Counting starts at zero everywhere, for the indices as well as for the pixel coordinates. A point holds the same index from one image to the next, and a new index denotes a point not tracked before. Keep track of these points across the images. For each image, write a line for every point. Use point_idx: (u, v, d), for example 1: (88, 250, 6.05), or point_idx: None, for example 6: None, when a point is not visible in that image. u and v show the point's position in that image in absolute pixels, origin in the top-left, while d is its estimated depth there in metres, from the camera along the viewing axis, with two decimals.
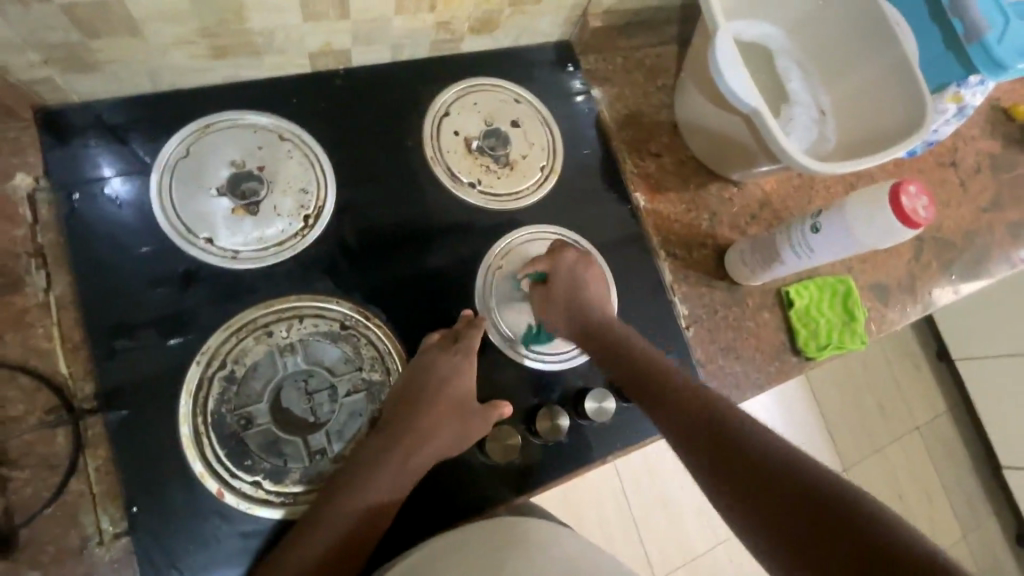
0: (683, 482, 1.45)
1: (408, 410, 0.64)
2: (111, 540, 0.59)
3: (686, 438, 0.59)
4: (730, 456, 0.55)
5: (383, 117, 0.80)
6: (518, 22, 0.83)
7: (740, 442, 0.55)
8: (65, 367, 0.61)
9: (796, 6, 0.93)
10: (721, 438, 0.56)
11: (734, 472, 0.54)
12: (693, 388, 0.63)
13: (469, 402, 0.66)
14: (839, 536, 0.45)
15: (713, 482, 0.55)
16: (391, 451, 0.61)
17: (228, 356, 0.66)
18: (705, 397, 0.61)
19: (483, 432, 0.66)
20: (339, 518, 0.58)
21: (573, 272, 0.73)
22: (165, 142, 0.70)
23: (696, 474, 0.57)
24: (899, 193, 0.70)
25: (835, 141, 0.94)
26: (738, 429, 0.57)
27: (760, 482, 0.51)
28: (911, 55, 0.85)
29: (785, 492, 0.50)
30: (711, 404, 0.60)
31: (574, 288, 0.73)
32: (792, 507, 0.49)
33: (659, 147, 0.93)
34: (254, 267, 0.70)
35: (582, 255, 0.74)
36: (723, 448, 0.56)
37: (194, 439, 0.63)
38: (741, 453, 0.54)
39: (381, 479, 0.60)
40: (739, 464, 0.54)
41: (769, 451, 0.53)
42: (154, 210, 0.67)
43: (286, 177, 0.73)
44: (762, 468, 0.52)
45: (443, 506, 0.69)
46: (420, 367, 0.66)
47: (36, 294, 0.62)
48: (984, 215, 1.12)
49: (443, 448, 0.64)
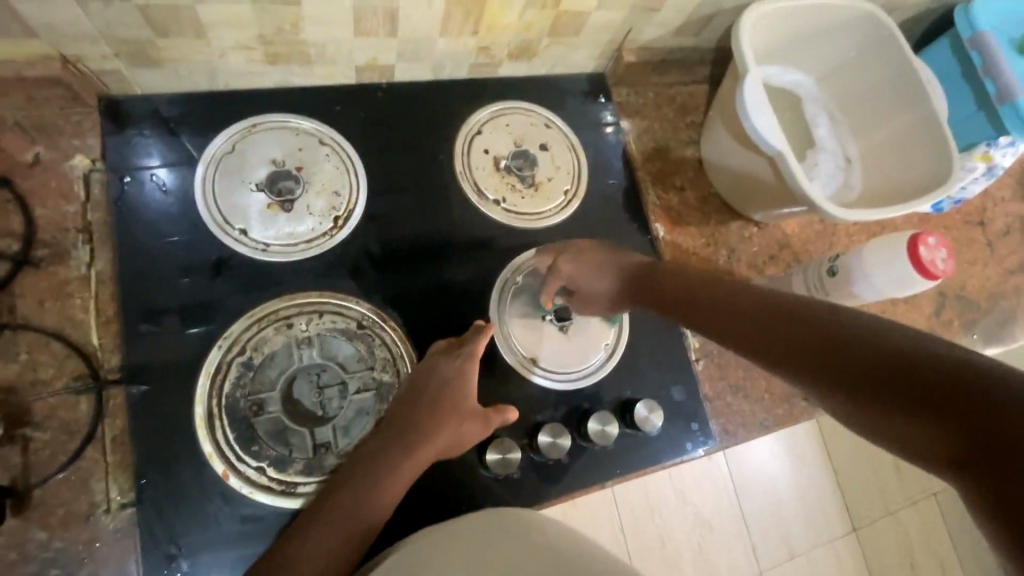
0: (686, 524, 1.41)
1: (408, 408, 0.64)
2: (117, 509, 0.61)
3: (747, 334, 0.54)
4: (797, 339, 0.48)
5: (419, 130, 0.83)
6: (556, 51, 0.86)
7: (809, 321, 0.49)
8: (96, 338, 0.65)
9: (830, 57, 0.95)
10: (774, 314, 0.52)
11: (806, 353, 0.47)
12: (751, 289, 0.58)
13: (469, 404, 0.66)
14: (904, 377, 0.40)
15: (770, 358, 0.51)
16: (390, 446, 0.61)
17: (247, 343, 0.69)
18: (767, 293, 0.56)
19: (480, 437, 0.67)
20: (337, 510, 0.57)
21: (573, 276, 0.76)
22: (214, 137, 0.74)
23: (755, 356, 0.53)
24: (918, 243, 0.73)
25: (859, 189, 0.95)
26: (806, 311, 0.50)
27: (838, 361, 0.44)
28: (941, 111, 0.86)
29: (865, 362, 0.43)
30: (774, 299, 0.54)
31: (586, 287, 0.76)
32: (852, 363, 0.43)
33: (683, 180, 0.95)
34: (283, 261, 0.73)
35: (571, 257, 0.75)
36: (790, 329, 0.50)
37: (206, 420, 0.65)
38: (810, 334, 0.48)
39: (379, 475, 0.59)
40: (789, 333, 0.50)
41: (845, 323, 0.46)
42: (196, 199, 0.72)
43: (321, 179, 0.77)
44: (837, 345, 0.45)
45: (435, 513, 0.70)
46: (424, 369, 0.67)
47: (78, 267, 0.66)
48: (1010, 278, 1.11)
49: (441, 449, 0.64)
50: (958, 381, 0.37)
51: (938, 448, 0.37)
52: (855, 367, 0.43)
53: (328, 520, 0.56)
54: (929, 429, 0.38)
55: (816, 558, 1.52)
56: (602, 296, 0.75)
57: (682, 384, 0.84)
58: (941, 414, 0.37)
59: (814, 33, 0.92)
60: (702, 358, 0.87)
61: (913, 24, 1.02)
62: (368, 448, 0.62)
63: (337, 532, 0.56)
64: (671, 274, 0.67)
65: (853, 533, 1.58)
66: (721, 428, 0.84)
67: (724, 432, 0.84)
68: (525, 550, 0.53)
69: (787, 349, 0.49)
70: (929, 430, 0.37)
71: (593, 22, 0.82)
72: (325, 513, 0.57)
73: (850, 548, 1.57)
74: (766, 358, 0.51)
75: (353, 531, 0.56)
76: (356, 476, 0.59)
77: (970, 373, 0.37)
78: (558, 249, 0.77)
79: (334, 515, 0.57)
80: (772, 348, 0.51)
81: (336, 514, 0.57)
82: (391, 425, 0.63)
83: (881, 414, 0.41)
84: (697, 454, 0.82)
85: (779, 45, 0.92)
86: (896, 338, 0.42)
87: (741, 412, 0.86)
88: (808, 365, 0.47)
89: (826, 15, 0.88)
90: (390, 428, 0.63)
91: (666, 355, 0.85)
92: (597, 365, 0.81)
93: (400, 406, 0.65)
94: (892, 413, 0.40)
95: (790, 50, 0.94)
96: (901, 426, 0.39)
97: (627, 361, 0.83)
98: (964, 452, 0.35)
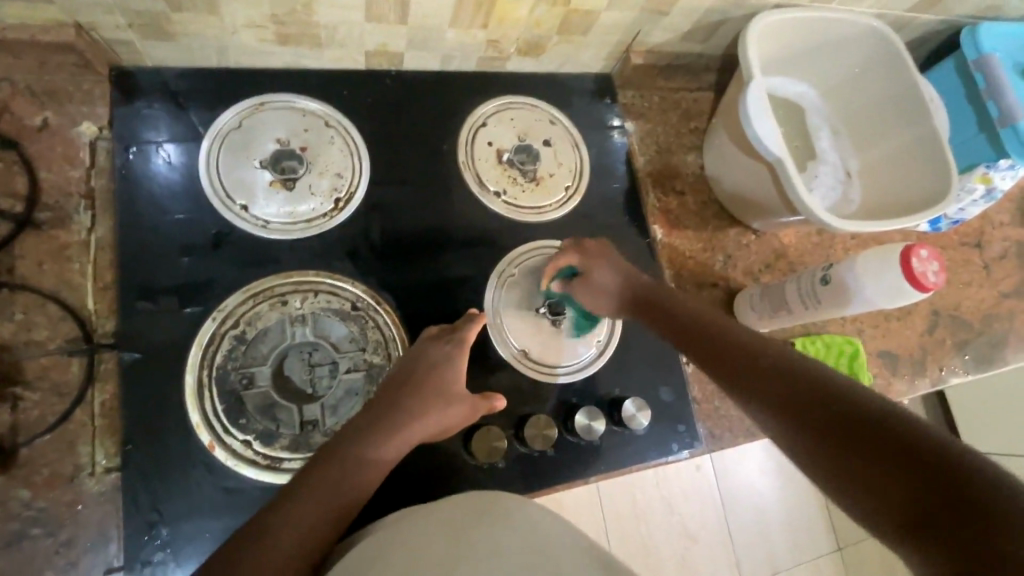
0: (670, 532, 1.41)
1: (398, 388, 0.65)
2: (102, 473, 0.61)
3: (740, 373, 0.57)
4: (785, 389, 0.51)
5: (424, 119, 0.84)
6: (564, 49, 0.87)
7: (801, 372, 0.52)
8: (92, 303, 0.65)
9: (836, 71, 0.96)
10: (764, 365, 0.55)
11: (793, 403, 0.50)
12: (760, 339, 0.60)
13: (457, 388, 0.67)
14: (877, 436, 0.43)
15: (756, 399, 0.54)
16: (378, 424, 0.62)
17: (242, 317, 0.69)
18: (767, 344, 0.59)
19: (467, 420, 0.68)
20: (321, 484, 0.56)
21: (601, 261, 0.75)
22: (222, 113, 0.75)
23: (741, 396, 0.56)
24: (910, 256, 0.73)
25: (858, 203, 0.96)
26: (799, 365, 0.53)
27: (830, 416, 0.47)
28: (941, 131, 0.87)
29: (846, 418, 0.46)
30: (772, 349, 0.57)
31: (604, 269, 0.74)
32: (834, 414, 0.47)
33: (684, 185, 0.96)
34: (282, 238, 0.74)
35: (600, 242, 0.77)
36: (781, 380, 0.53)
37: (196, 389, 0.66)
38: (799, 388, 0.51)
39: (367, 450, 0.60)
40: (778, 381, 0.53)
41: (846, 387, 0.49)
42: (200, 173, 0.72)
43: (325, 161, 0.78)
44: (824, 400, 0.48)
45: (415, 496, 0.70)
46: (413, 354, 0.69)
47: (79, 233, 0.67)
48: (1004, 301, 1.11)
49: (428, 431, 0.64)
50: (937, 451, 0.40)
51: (901, 506, 0.39)
52: (835, 422, 0.46)
53: (313, 491, 0.56)
54: (898, 487, 0.40)
55: None
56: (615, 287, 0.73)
57: (672, 385, 0.85)
58: (915, 476, 0.39)
59: (823, 46, 0.92)
60: (692, 360, 0.87)
61: (920, 43, 1.03)
62: (355, 425, 0.62)
63: (323, 504, 0.55)
64: (687, 304, 0.68)
65: (837, 552, 1.58)
66: (707, 431, 0.84)
67: (711, 435, 0.84)
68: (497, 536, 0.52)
69: (779, 397, 0.51)
70: (897, 490, 0.40)
71: (602, 21, 0.83)
72: (310, 485, 0.56)
73: (833, 566, 1.56)
74: (756, 406, 0.54)
75: (338, 503, 0.56)
76: (343, 451, 0.59)
77: (951, 450, 0.40)
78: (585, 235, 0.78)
79: (318, 486, 0.56)
80: (762, 395, 0.53)
81: (320, 486, 0.56)
82: (380, 404, 0.64)
83: (854, 468, 0.43)
84: (682, 455, 0.82)
85: (787, 56, 0.93)
86: (882, 408, 0.45)
87: (728, 417, 0.86)
88: (797, 415, 0.49)
89: (833, 30, 0.89)
90: (379, 407, 0.63)
91: (656, 355, 0.85)
92: (586, 360, 0.82)
93: (389, 387, 0.65)
94: (868, 467, 0.42)
95: (797, 62, 0.94)
96: (871, 481, 0.42)
97: (618, 360, 0.83)
98: (927, 516, 0.38)
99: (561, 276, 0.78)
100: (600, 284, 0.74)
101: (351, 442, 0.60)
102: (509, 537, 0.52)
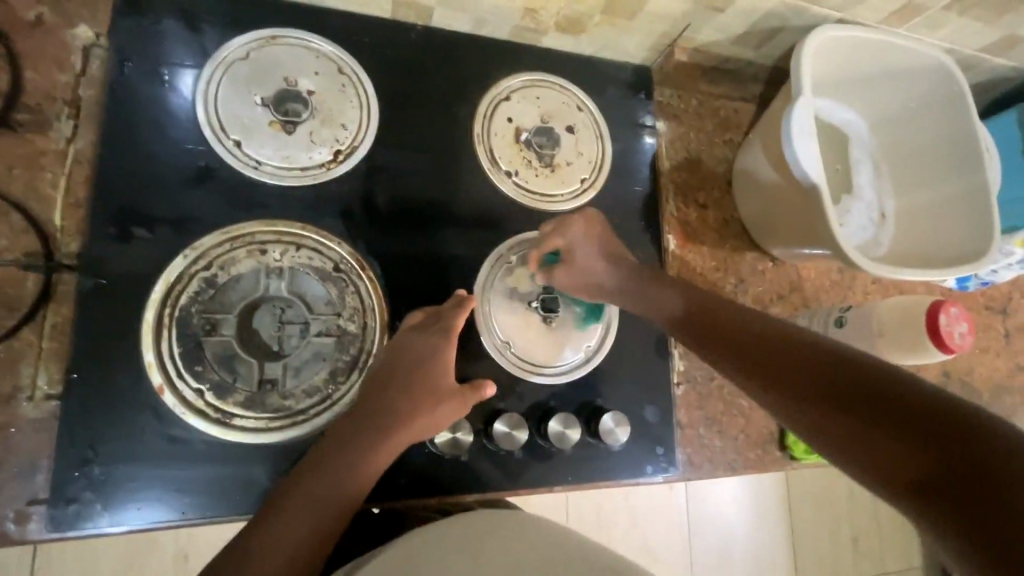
0: (630, 545, 1.38)
1: (385, 387, 0.61)
2: (42, 399, 0.58)
3: (728, 347, 0.56)
4: (775, 360, 0.51)
5: (444, 83, 0.79)
6: (605, 32, 0.81)
7: (791, 342, 0.52)
8: (59, 219, 0.61)
9: (891, 103, 0.89)
10: (751, 337, 0.55)
11: (784, 375, 0.50)
12: (752, 313, 0.59)
13: (446, 385, 0.63)
14: (866, 398, 0.43)
15: (747, 374, 0.53)
16: (363, 430, 0.59)
17: (216, 259, 0.65)
18: (751, 312, 0.59)
19: (457, 416, 0.64)
20: (305, 498, 0.54)
21: (578, 241, 0.71)
22: (230, 39, 0.70)
23: (732, 374, 0.55)
24: (939, 311, 0.68)
25: (888, 247, 0.90)
26: (787, 335, 0.53)
27: (832, 386, 0.46)
28: (992, 184, 0.81)
29: (837, 380, 0.46)
30: (758, 318, 0.57)
31: (583, 263, 0.70)
32: (823, 379, 0.47)
33: (707, 198, 0.90)
34: (272, 183, 0.69)
35: (582, 223, 0.72)
36: (770, 351, 0.53)
37: (154, 327, 0.62)
38: (789, 356, 0.51)
39: (353, 460, 0.57)
40: (766, 351, 0.53)
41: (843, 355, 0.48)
42: (196, 100, 0.67)
43: (332, 110, 0.72)
44: (814, 366, 0.48)
45: (384, 495, 0.67)
46: (398, 345, 0.64)
47: (57, 141, 0.62)
48: (1019, 375, 1.05)
49: (414, 433, 0.61)
50: (942, 412, 0.39)
51: (901, 466, 0.39)
52: (828, 387, 0.46)
53: (297, 506, 0.53)
54: (896, 445, 0.39)
55: None
56: (598, 283, 0.70)
57: (658, 404, 0.80)
58: (928, 440, 0.38)
59: (882, 74, 0.86)
60: (683, 383, 0.82)
61: (984, 89, 0.97)
62: (341, 430, 0.59)
63: (309, 518, 0.53)
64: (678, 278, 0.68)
65: None
66: (686, 459, 0.80)
67: (689, 463, 0.80)
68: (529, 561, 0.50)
69: (780, 371, 0.50)
70: (895, 448, 0.40)
71: (652, 8, 0.77)
72: (290, 501, 0.54)
73: None
74: (755, 384, 0.52)
75: (324, 519, 0.54)
76: (325, 463, 0.56)
77: (944, 402, 0.40)
78: (562, 218, 0.72)
79: (302, 500, 0.54)
80: (760, 373, 0.52)
81: (304, 500, 0.54)
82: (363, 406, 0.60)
83: (863, 440, 0.42)
84: (656, 479, 0.78)
85: (842, 79, 0.87)
86: (871, 368, 0.45)
87: (710, 448, 0.82)
88: (797, 391, 0.48)
89: (897, 57, 0.83)
90: (363, 411, 0.60)
91: (647, 371, 0.80)
92: (571, 364, 0.77)
93: (373, 385, 0.62)
94: (865, 428, 0.42)
95: (851, 86, 0.88)
96: (880, 451, 0.40)
97: (606, 370, 0.79)
98: (932, 471, 0.37)
99: (544, 261, 0.75)
100: (577, 280, 0.71)
101: (336, 451, 0.57)
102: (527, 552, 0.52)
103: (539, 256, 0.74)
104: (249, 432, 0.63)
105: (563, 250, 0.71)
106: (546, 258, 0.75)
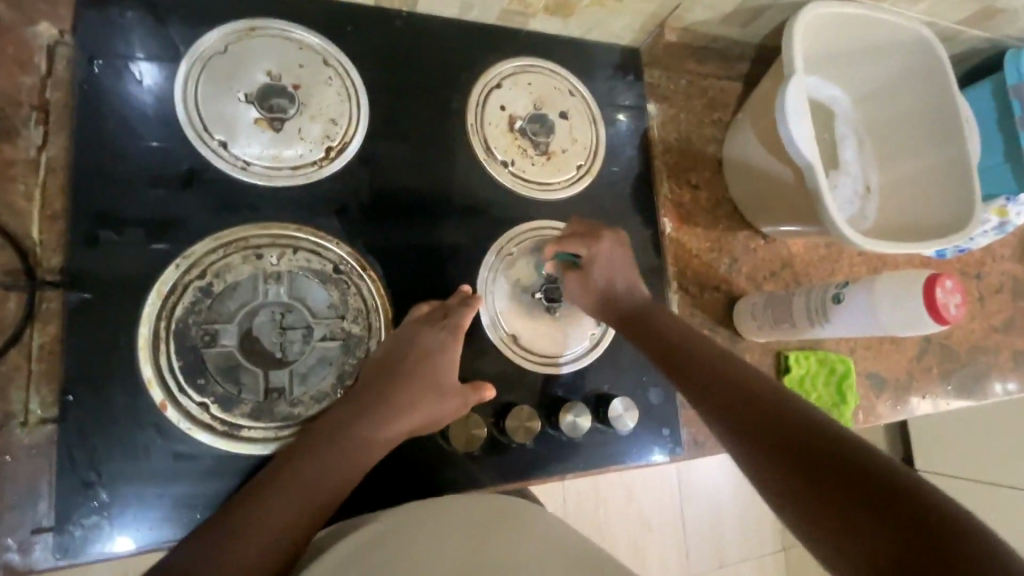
0: (627, 521, 1.41)
1: (388, 378, 0.60)
2: (35, 424, 0.55)
3: (717, 401, 0.55)
4: (759, 420, 0.50)
5: (431, 72, 0.76)
6: (594, 14, 0.80)
7: (778, 405, 0.51)
8: (36, 233, 0.58)
9: (874, 78, 0.91)
10: (739, 394, 0.54)
11: (766, 436, 0.49)
12: (745, 366, 0.58)
13: (450, 380, 0.63)
14: (848, 477, 0.42)
15: (729, 430, 0.52)
16: (363, 418, 0.58)
17: (209, 268, 0.62)
18: (744, 368, 0.57)
19: (456, 415, 0.63)
20: (297, 481, 0.53)
21: (614, 262, 0.70)
22: (206, 33, 0.66)
23: (716, 427, 0.54)
24: (934, 285, 0.70)
25: (874, 220, 0.92)
26: (776, 396, 0.52)
27: (809, 458, 0.45)
28: (972, 155, 0.83)
29: (818, 454, 0.45)
30: (750, 376, 0.56)
31: (603, 277, 0.70)
32: (806, 450, 0.46)
33: (699, 179, 0.90)
34: (262, 184, 0.66)
35: (615, 244, 0.70)
36: (756, 412, 0.51)
37: (151, 342, 0.59)
38: (773, 418, 0.50)
39: (349, 446, 0.56)
40: (754, 409, 0.52)
41: (843, 435, 0.46)
42: (175, 99, 0.64)
43: (319, 104, 0.70)
44: (799, 434, 0.47)
45: (395, 493, 0.67)
46: (403, 337, 0.63)
47: (28, 150, 0.59)
48: (992, 335, 1.11)
49: (416, 425, 0.60)
50: (921, 505, 0.38)
51: (870, 553, 0.38)
52: (810, 459, 0.45)
53: (290, 487, 0.52)
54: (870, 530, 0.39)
55: (743, 571, 1.54)
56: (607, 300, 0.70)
57: (661, 387, 0.81)
58: (905, 532, 0.37)
59: (866, 49, 0.87)
60: None
61: (961, 60, 0.99)
62: (338, 416, 0.58)
63: (298, 503, 0.51)
64: (664, 320, 0.67)
65: (781, 552, 1.60)
66: (690, 437, 0.82)
67: (693, 442, 0.82)
68: (514, 549, 0.53)
69: (765, 433, 0.49)
70: (870, 534, 0.39)
71: None
72: (283, 481, 0.52)
73: (778, 568, 1.60)
74: (730, 438, 0.52)
75: (315, 504, 0.52)
76: (322, 450, 0.55)
77: (926, 497, 0.39)
78: (598, 229, 0.71)
79: (295, 482, 0.52)
80: (738, 425, 0.52)
81: (297, 482, 0.52)
82: (363, 394, 0.59)
83: (839, 517, 0.41)
84: (662, 460, 0.79)
85: (829, 54, 0.87)
86: (853, 449, 0.44)
87: None
88: (784, 459, 0.46)
89: (881, 31, 0.84)
90: (362, 398, 0.59)
91: None
92: (577, 354, 0.77)
93: (375, 376, 0.61)
94: (838, 508, 0.41)
95: (838, 62, 0.89)
96: (851, 525, 0.40)
97: (610, 356, 0.79)
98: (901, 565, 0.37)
99: (562, 258, 0.73)
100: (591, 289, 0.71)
101: (331, 437, 0.56)
102: (523, 561, 0.52)
103: (558, 250, 0.72)
104: (258, 442, 0.61)
105: (585, 259, 0.70)
106: (562, 257, 0.73)
